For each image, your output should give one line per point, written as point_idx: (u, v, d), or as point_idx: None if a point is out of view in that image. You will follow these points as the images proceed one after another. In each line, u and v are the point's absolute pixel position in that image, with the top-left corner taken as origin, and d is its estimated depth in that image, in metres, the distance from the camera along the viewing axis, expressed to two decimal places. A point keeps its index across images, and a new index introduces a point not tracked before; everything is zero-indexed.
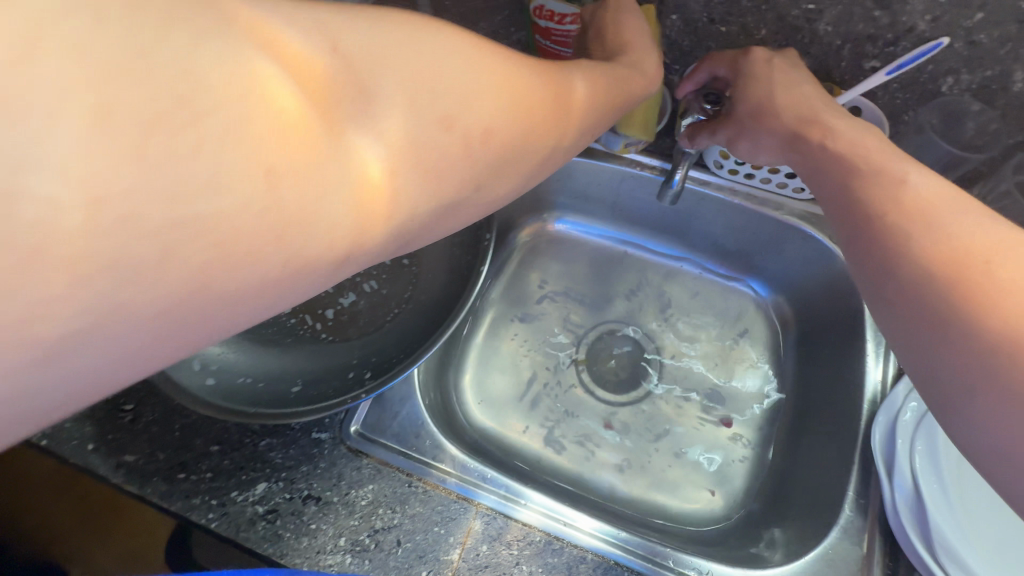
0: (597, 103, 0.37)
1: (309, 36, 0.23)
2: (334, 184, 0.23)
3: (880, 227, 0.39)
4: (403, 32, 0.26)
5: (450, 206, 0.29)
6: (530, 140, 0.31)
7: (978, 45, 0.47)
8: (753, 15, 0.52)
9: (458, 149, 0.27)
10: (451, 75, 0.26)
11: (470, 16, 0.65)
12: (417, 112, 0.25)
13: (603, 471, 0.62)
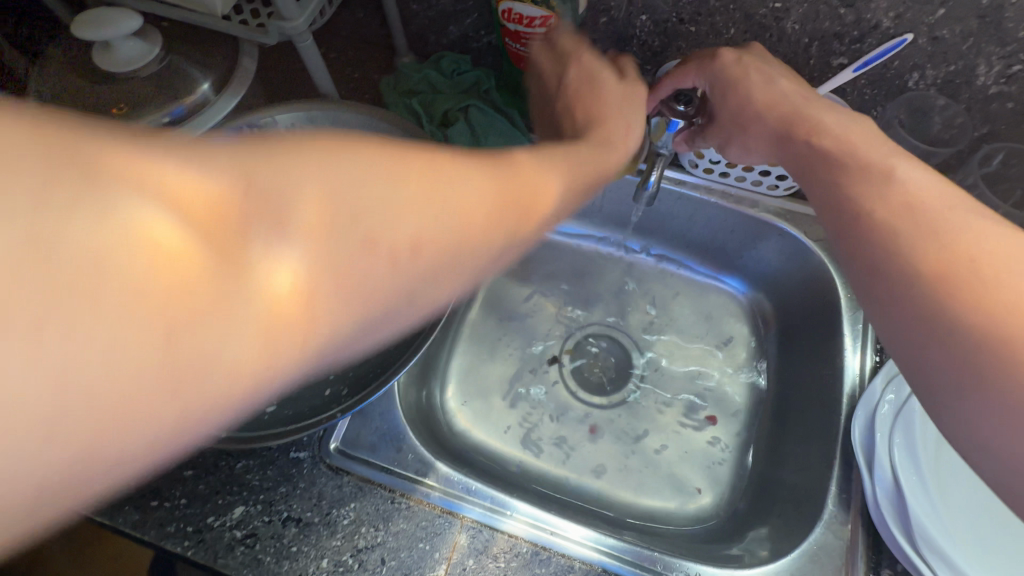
0: (556, 191, 0.35)
1: (217, 171, 0.21)
2: (242, 326, 0.21)
3: (871, 223, 0.38)
4: (323, 154, 0.24)
5: (384, 320, 0.28)
6: (474, 247, 0.29)
7: (941, 41, 0.48)
8: (721, 15, 0.52)
9: (388, 267, 0.26)
10: (375, 193, 0.25)
11: (440, 20, 0.64)
12: (339, 237, 0.24)
13: (588, 478, 0.62)
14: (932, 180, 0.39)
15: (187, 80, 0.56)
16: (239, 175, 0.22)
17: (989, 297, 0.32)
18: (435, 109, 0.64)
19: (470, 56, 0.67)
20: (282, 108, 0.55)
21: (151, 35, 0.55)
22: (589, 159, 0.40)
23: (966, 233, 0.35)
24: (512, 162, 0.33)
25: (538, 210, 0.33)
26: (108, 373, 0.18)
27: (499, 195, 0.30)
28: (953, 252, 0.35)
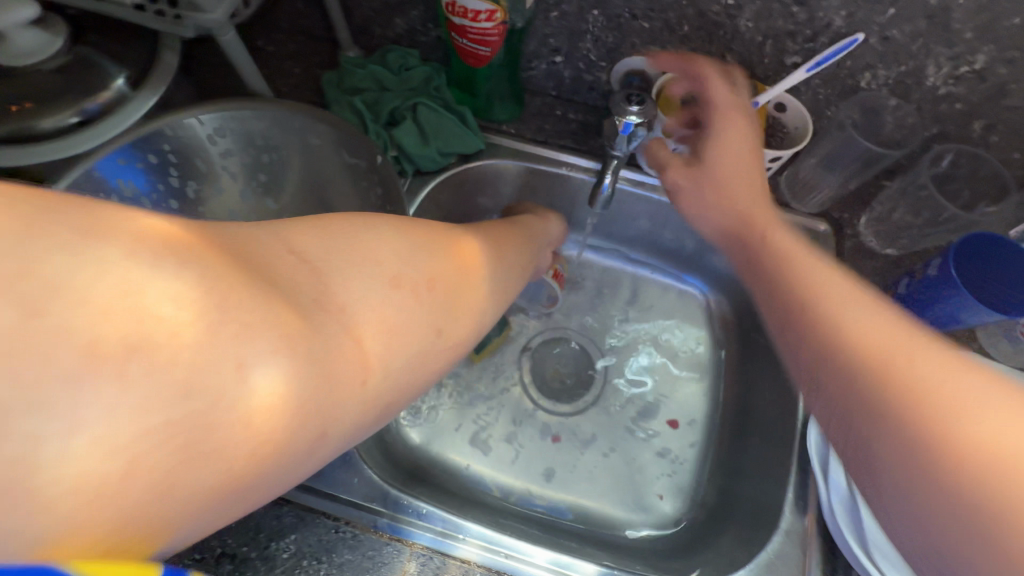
0: (500, 251, 0.44)
1: (268, 241, 0.27)
2: (303, 361, 0.25)
3: (802, 324, 0.34)
4: (344, 226, 0.30)
5: (416, 356, 0.32)
6: (463, 290, 0.36)
7: (891, 40, 0.47)
8: (674, 11, 0.50)
9: (411, 303, 0.31)
10: (388, 249, 0.31)
11: (384, 11, 0.60)
12: (369, 279, 0.29)
13: (552, 488, 0.60)
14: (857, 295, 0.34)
15: (97, 76, 0.50)
16: (287, 243, 0.27)
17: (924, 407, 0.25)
18: (381, 108, 0.60)
19: (419, 50, 0.64)
20: (207, 109, 0.50)
21: (55, 26, 0.50)
22: (517, 239, 0.49)
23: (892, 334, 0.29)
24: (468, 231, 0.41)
25: (492, 260, 0.42)
26: (204, 390, 0.21)
27: (467, 250, 0.38)
28: (880, 348, 0.29)
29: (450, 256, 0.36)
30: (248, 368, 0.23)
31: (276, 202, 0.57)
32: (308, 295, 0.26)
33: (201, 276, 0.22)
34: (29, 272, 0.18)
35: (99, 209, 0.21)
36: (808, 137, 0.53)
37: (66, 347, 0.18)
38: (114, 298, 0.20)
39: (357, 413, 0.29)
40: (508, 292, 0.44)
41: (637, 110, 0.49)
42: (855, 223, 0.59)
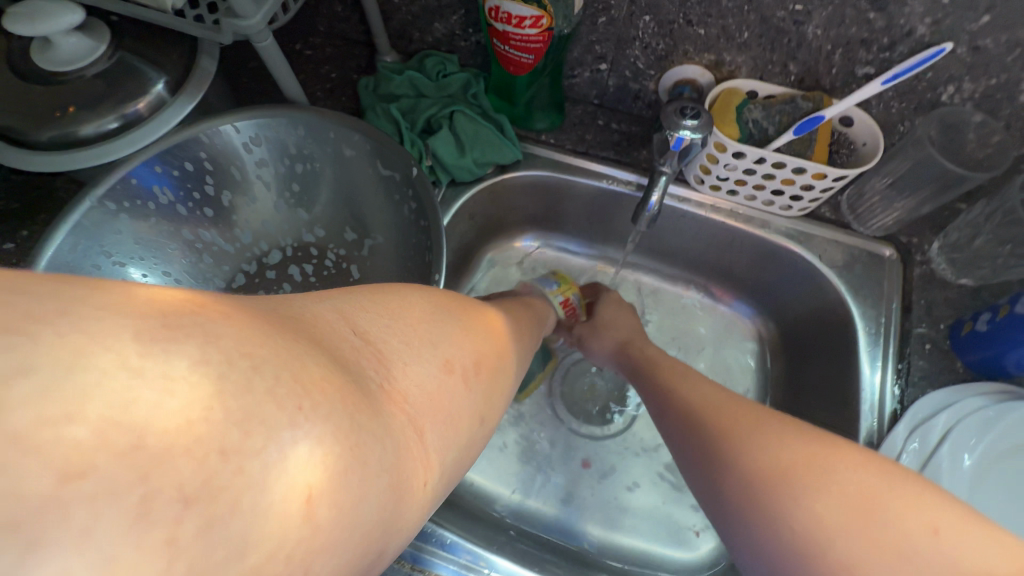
0: (522, 327, 0.40)
1: (328, 318, 0.21)
2: (372, 475, 0.18)
3: (704, 452, 0.35)
4: (394, 300, 0.25)
5: (463, 452, 0.26)
6: (505, 369, 0.31)
7: (983, 50, 0.42)
8: (735, 17, 0.46)
9: (466, 389, 0.26)
10: (442, 325, 0.27)
11: (424, 16, 0.58)
12: (427, 361, 0.24)
13: (580, 515, 0.58)
14: (738, 408, 0.36)
15: (137, 82, 0.50)
16: (346, 320, 0.22)
17: (804, 515, 0.27)
18: (416, 116, 0.58)
19: (458, 56, 0.62)
20: (242, 116, 0.49)
21: (99, 31, 0.50)
22: (525, 310, 0.45)
23: (778, 443, 0.31)
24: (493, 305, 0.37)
25: (520, 338, 0.38)
26: (266, 544, 0.15)
27: (501, 327, 0.34)
28: (766, 461, 0.30)
29: (490, 331, 0.31)
30: (321, 500, 0.16)
31: (308, 212, 0.56)
32: (372, 381, 0.21)
33: (277, 380, 0.16)
34: (72, 408, 0.12)
35: (157, 296, 0.16)
36: (878, 154, 0.49)
37: (103, 514, 0.12)
38: (170, 430, 0.13)
39: (415, 524, 0.22)
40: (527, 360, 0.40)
41: (693, 125, 0.46)
42: (925, 249, 0.54)
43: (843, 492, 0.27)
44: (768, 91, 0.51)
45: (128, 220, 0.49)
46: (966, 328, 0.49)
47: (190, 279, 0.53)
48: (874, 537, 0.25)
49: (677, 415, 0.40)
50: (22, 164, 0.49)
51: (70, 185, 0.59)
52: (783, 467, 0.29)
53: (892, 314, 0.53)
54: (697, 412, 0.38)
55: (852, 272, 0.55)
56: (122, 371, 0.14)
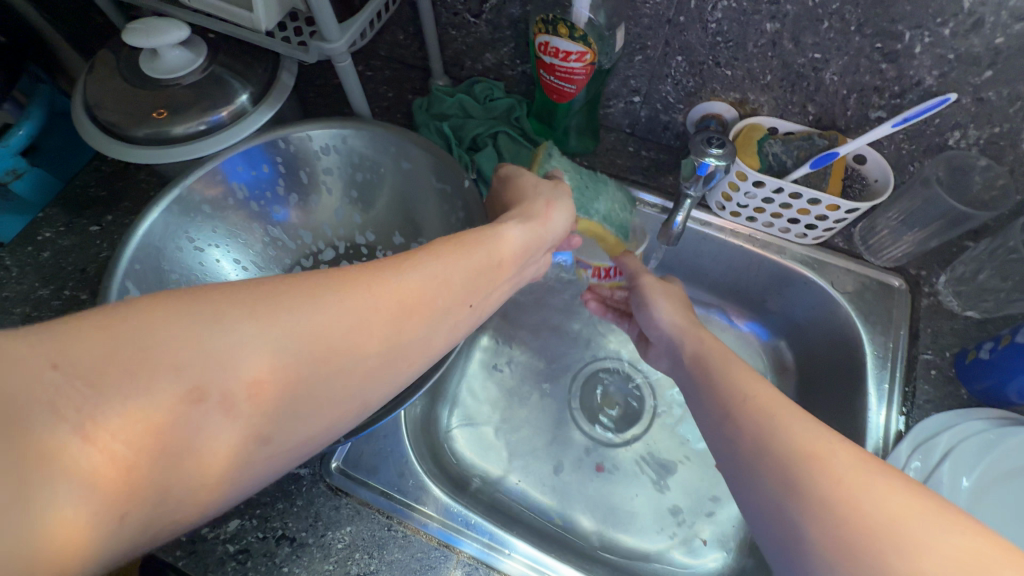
0: (434, 298, 0.35)
1: (22, 356, 0.22)
2: (37, 510, 0.21)
3: (782, 470, 0.32)
4: (143, 321, 0.25)
5: (226, 469, 0.28)
6: (319, 377, 0.30)
7: (986, 102, 0.47)
8: (759, 61, 0.52)
9: (222, 414, 0.27)
10: (204, 344, 0.26)
11: (477, 47, 0.65)
12: (159, 387, 0.25)
13: (591, 513, 0.60)
14: (820, 432, 0.33)
15: (224, 91, 0.56)
16: (51, 354, 0.23)
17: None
18: (464, 134, 0.65)
19: (504, 84, 0.68)
20: (318, 126, 0.56)
21: (196, 46, 0.57)
22: (518, 242, 0.45)
23: (816, 432, 0.33)
24: (373, 281, 0.33)
25: (413, 320, 0.34)
26: None
27: (355, 319, 0.31)
28: (867, 499, 0.29)
29: (310, 334, 0.29)
30: None
31: (362, 215, 0.62)
32: (64, 422, 0.22)
33: None
34: None
35: None
36: (889, 190, 0.53)
37: None
38: None
39: (145, 535, 0.25)
40: (475, 303, 0.39)
41: (718, 153, 0.51)
42: (933, 281, 0.57)
43: (893, 484, 0.30)
44: (788, 128, 0.56)
45: (209, 210, 0.55)
46: (970, 356, 0.52)
47: (256, 267, 0.60)
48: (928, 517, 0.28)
49: (719, 411, 0.39)
50: (119, 155, 0.55)
51: (152, 178, 0.67)
52: (895, 522, 0.28)
53: (900, 341, 0.56)
54: (766, 413, 0.36)
55: (863, 300, 0.58)
56: None
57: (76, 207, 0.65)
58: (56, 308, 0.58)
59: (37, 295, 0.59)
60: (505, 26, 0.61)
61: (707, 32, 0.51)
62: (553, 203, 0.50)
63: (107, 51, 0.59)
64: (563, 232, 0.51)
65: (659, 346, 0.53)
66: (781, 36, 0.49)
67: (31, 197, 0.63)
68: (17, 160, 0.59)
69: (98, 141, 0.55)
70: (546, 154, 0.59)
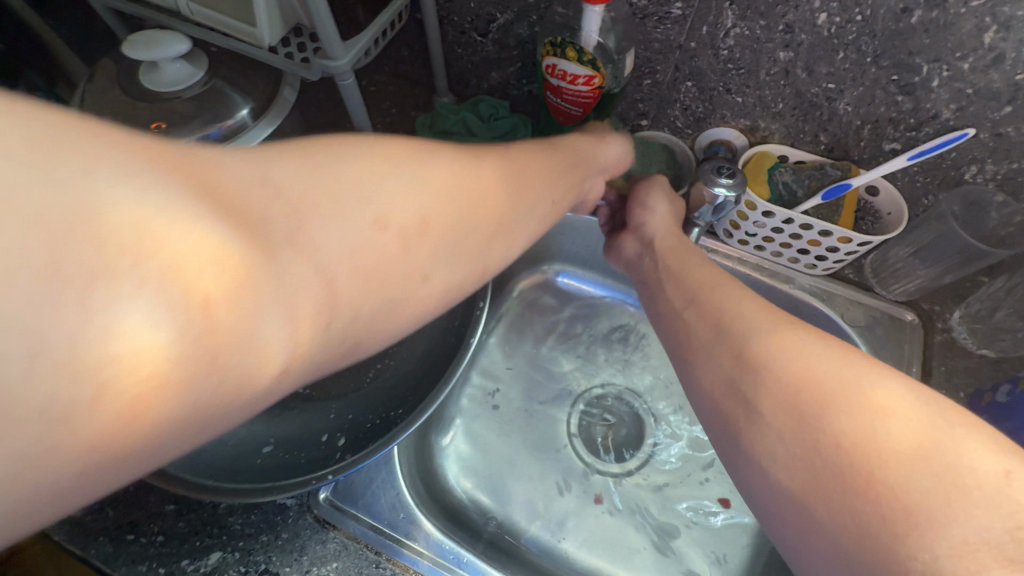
0: (534, 188, 0.37)
1: (237, 165, 0.22)
2: (265, 301, 0.21)
3: (745, 364, 0.34)
4: (328, 153, 0.25)
5: (396, 304, 0.27)
6: (467, 232, 0.30)
7: (1005, 137, 0.45)
8: (771, 89, 0.51)
9: (397, 247, 0.26)
10: (384, 180, 0.26)
11: (483, 65, 0.64)
12: (353, 212, 0.25)
13: (589, 553, 0.58)
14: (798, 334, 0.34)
15: (226, 105, 0.55)
16: (261, 167, 0.23)
17: (876, 448, 0.27)
18: None
19: (509, 103, 0.67)
20: None
21: (200, 59, 0.56)
22: (592, 160, 0.46)
23: (763, 318, 0.36)
24: (488, 157, 0.34)
25: (518, 200, 0.35)
26: (169, 321, 0.18)
27: (487, 186, 0.32)
28: (828, 379, 0.31)
29: (457, 187, 0.30)
30: (213, 306, 0.20)
31: None
32: (278, 228, 0.22)
33: (166, 210, 0.19)
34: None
35: (78, 125, 0.18)
36: (902, 224, 0.52)
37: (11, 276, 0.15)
38: (65, 220, 0.16)
39: (330, 358, 0.26)
40: (560, 207, 0.41)
41: (728, 183, 0.49)
42: (946, 317, 0.56)
43: (829, 349, 0.33)
44: (798, 157, 0.55)
45: None
46: (986, 398, 0.51)
47: None
48: (861, 369, 0.31)
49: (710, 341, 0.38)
50: None
51: None
52: (841, 379, 0.30)
53: (912, 378, 0.54)
54: (730, 329, 0.36)
55: (873, 333, 0.57)
56: (34, 171, 0.16)
57: None
58: None
59: None
60: (512, 46, 0.60)
61: (717, 59, 0.50)
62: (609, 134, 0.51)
63: (105, 63, 0.58)
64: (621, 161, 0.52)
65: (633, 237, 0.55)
66: (795, 65, 0.48)
67: None
68: None
69: None
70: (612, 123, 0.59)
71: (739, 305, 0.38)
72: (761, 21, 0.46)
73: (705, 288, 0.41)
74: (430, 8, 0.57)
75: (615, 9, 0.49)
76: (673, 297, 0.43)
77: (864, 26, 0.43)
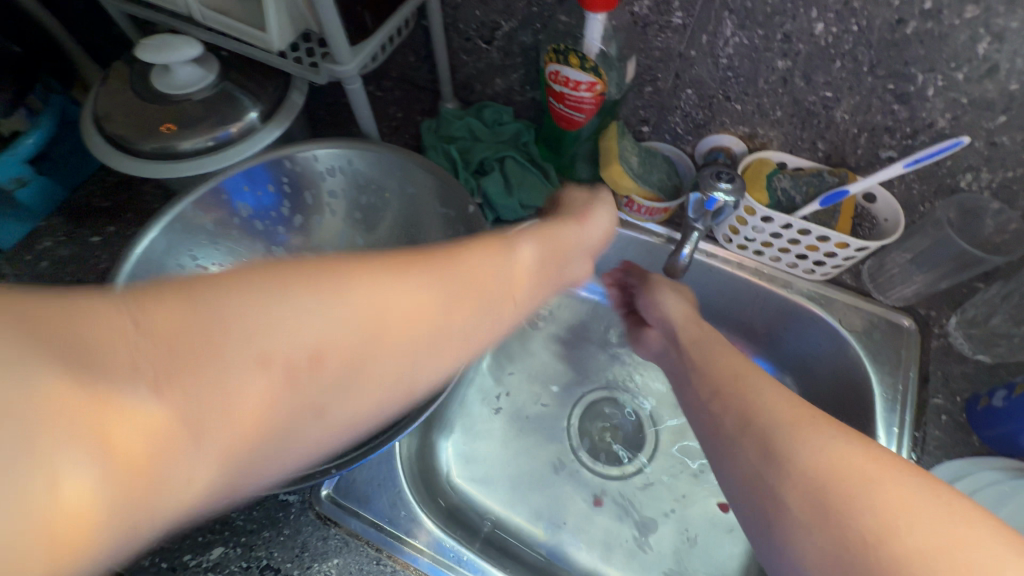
0: (491, 283, 0.33)
1: (81, 316, 0.19)
2: (82, 486, 0.18)
3: (761, 440, 0.36)
4: (214, 288, 0.22)
5: (279, 444, 0.24)
6: (386, 352, 0.27)
7: (1000, 146, 0.46)
8: (770, 97, 0.52)
9: (283, 388, 0.23)
10: (276, 312, 0.23)
11: (487, 71, 0.65)
12: (225, 356, 0.22)
13: (592, 556, 0.58)
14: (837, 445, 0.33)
15: (234, 107, 0.56)
16: (114, 317, 0.20)
17: (894, 538, 0.28)
18: (471, 157, 0.65)
19: (512, 109, 0.68)
20: (324, 146, 0.56)
21: (209, 63, 0.57)
22: (571, 234, 0.43)
23: (770, 390, 0.39)
24: (428, 264, 0.30)
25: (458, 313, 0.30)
26: None
27: (420, 293, 0.28)
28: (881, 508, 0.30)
29: (379, 308, 0.26)
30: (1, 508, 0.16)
31: (366, 238, 0.62)
32: (120, 389, 0.19)
33: None
34: None
35: None
36: (899, 231, 0.53)
37: None
38: None
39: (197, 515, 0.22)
40: (533, 292, 0.37)
41: (727, 188, 0.50)
42: (943, 322, 0.56)
43: (837, 430, 0.35)
44: (797, 164, 0.56)
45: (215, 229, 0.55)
46: (982, 402, 0.50)
47: None
48: (871, 453, 0.33)
49: (733, 419, 0.39)
50: (123, 167, 0.54)
51: (156, 190, 0.67)
52: (855, 461, 0.32)
53: (910, 383, 0.55)
54: (745, 386, 0.40)
55: (871, 338, 0.57)
56: None
57: (79, 216, 0.65)
58: None
59: None
60: (516, 53, 0.61)
61: (717, 67, 0.51)
62: (593, 207, 0.48)
63: (119, 66, 0.59)
64: (606, 233, 0.48)
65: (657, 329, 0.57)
66: (792, 74, 0.49)
67: (37, 207, 0.64)
68: (22, 168, 0.59)
69: (104, 153, 0.55)
70: (621, 131, 0.58)
71: (750, 376, 0.41)
72: (760, 31, 0.47)
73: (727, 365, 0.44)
74: (436, 14, 0.58)
75: (617, 18, 0.51)
76: (694, 367, 0.46)
77: (860, 36, 0.44)
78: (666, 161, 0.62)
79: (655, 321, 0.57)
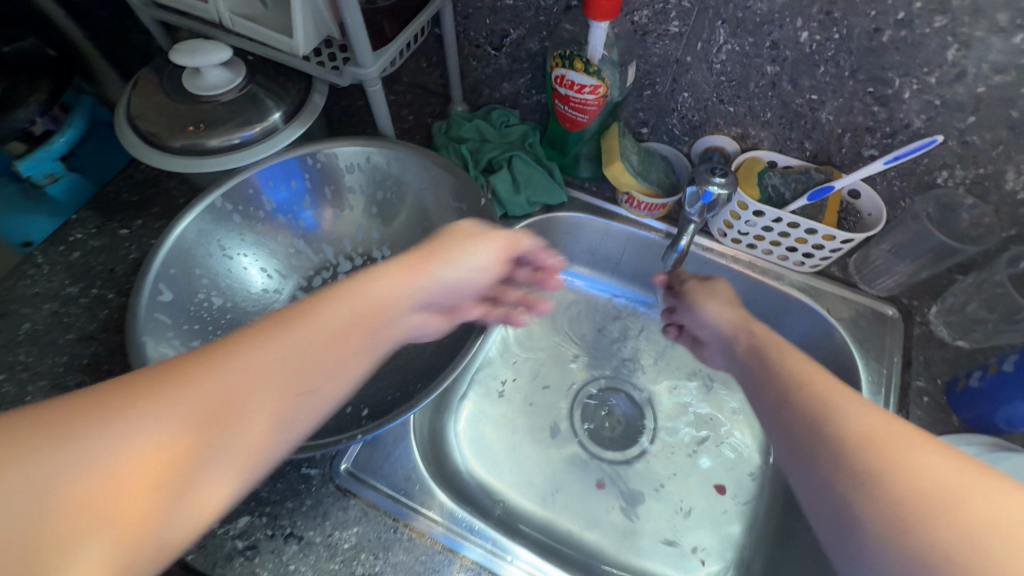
0: (332, 325, 0.37)
1: None
2: None
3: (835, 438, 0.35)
4: (44, 414, 0.27)
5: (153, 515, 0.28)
6: (231, 414, 0.32)
7: (971, 145, 0.50)
8: (760, 100, 0.56)
9: (135, 469, 0.28)
10: (105, 416, 0.28)
11: (496, 76, 0.69)
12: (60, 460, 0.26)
13: (593, 530, 0.61)
14: (875, 411, 0.36)
15: (262, 106, 0.60)
16: None
17: (979, 540, 0.28)
18: (480, 157, 0.68)
19: (519, 112, 0.72)
20: (344, 144, 0.60)
21: (235, 66, 0.61)
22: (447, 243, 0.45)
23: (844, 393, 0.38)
24: (254, 335, 0.35)
25: (230, 422, 0.32)
26: None
27: (249, 358, 0.33)
28: (938, 491, 0.30)
29: (208, 388, 0.31)
30: None
31: (381, 231, 0.65)
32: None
33: None
34: None
35: None
36: (881, 224, 0.57)
37: None
38: None
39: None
40: (401, 318, 0.40)
41: (721, 182, 0.54)
42: (924, 311, 0.60)
43: (914, 435, 0.34)
44: (786, 162, 0.60)
45: (240, 220, 0.59)
46: (961, 384, 0.54)
47: (280, 274, 0.63)
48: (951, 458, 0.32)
49: (774, 389, 0.42)
50: (154, 161, 0.58)
51: (181, 186, 0.71)
52: (935, 467, 0.31)
53: (894, 367, 0.58)
54: (807, 380, 0.40)
55: (858, 326, 0.61)
56: None
57: (108, 211, 0.68)
58: (83, 304, 0.60)
59: (66, 292, 0.61)
60: (523, 59, 0.65)
61: (711, 72, 0.55)
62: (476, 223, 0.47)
63: (150, 70, 0.63)
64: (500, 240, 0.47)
65: (711, 345, 0.54)
66: (781, 78, 0.53)
67: (68, 201, 0.67)
68: (56, 165, 0.63)
69: (137, 149, 0.59)
70: (621, 131, 0.62)
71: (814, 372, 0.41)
72: (750, 38, 0.51)
73: (779, 352, 0.45)
74: (449, 23, 0.62)
75: (619, 26, 0.55)
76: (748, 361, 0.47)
77: (841, 43, 0.48)
78: (663, 160, 0.66)
79: (709, 334, 0.55)
